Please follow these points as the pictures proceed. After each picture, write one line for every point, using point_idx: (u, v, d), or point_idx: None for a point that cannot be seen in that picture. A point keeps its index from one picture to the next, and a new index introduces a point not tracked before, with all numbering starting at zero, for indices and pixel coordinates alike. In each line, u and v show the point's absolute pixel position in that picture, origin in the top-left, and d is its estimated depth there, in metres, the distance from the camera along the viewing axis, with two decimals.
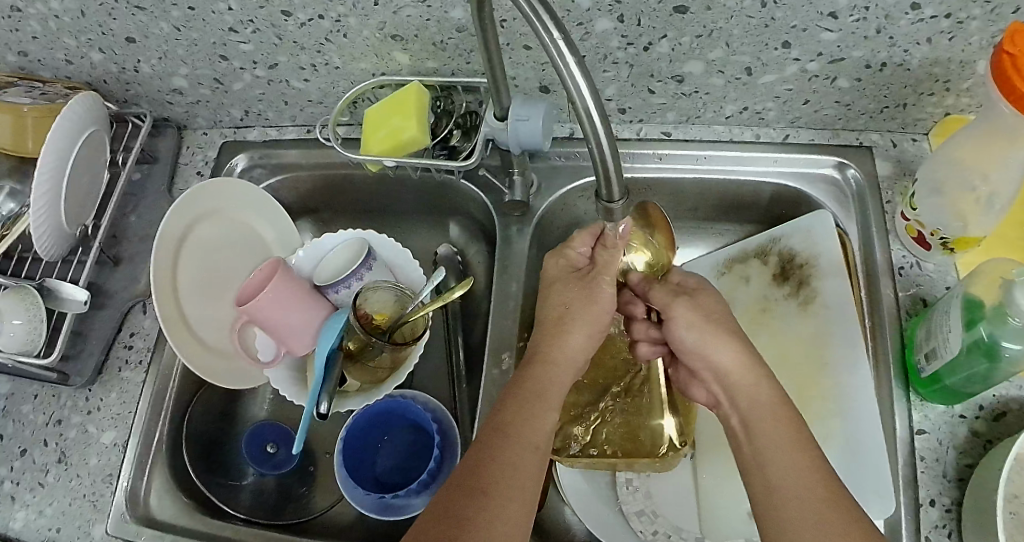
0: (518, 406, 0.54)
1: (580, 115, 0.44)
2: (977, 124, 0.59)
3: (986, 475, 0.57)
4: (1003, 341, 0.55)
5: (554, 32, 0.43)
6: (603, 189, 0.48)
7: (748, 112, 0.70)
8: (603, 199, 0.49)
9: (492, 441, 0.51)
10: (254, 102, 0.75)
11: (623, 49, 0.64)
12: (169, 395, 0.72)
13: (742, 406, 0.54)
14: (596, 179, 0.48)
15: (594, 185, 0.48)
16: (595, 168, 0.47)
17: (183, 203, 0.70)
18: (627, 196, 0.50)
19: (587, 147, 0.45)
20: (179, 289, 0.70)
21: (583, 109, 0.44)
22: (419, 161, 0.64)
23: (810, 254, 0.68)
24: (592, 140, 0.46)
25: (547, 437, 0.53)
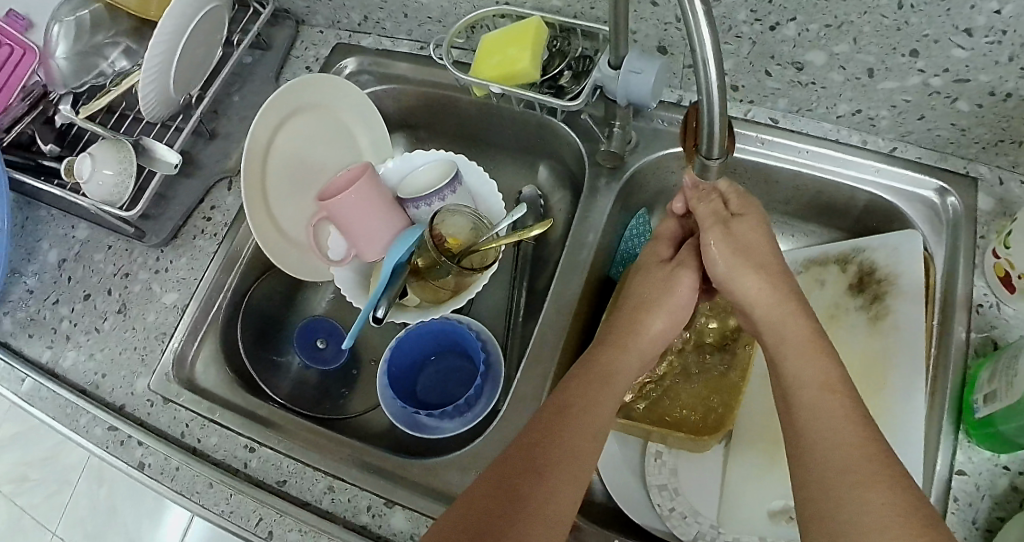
0: (580, 411, 0.52)
1: (700, 80, 0.43)
2: None
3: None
4: None
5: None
6: (705, 147, 0.47)
7: (861, 116, 0.68)
8: (702, 154, 0.48)
9: (528, 474, 0.49)
10: (375, 10, 0.77)
11: (749, 24, 0.63)
12: (235, 271, 0.74)
13: (779, 349, 0.52)
14: (699, 133, 0.47)
15: (697, 142, 0.46)
16: (702, 126, 0.45)
17: (293, 89, 0.72)
18: (728, 157, 0.48)
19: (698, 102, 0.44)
20: (268, 179, 0.73)
21: (704, 75, 0.43)
22: (524, 92, 0.65)
23: (891, 271, 0.67)
24: (705, 98, 0.44)
25: (582, 485, 0.49)
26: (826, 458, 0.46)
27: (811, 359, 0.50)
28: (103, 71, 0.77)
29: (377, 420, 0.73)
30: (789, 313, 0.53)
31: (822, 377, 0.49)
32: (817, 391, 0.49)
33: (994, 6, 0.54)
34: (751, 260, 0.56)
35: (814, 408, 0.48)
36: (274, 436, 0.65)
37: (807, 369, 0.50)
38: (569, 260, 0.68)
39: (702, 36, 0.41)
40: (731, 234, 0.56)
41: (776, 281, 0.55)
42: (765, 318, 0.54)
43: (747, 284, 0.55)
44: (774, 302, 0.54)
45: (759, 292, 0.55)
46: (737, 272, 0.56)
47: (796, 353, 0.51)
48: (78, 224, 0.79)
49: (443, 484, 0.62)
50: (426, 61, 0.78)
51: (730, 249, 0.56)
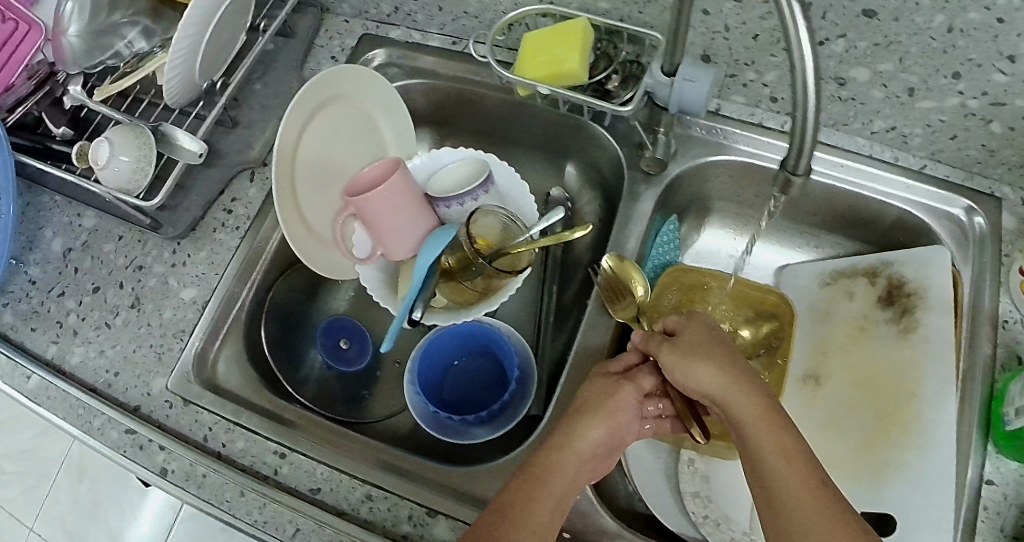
0: (529, 511, 0.50)
1: (797, 88, 0.43)
2: None
3: None
4: None
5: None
6: (790, 163, 0.47)
7: (895, 133, 0.70)
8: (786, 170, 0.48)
9: None
10: (407, 2, 0.74)
11: (799, 38, 0.63)
12: (259, 266, 0.71)
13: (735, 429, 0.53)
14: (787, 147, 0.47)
15: (783, 158, 0.47)
16: (792, 139, 0.45)
17: (323, 81, 0.70)
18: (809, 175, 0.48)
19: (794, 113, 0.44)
20: (297, 175, 0.71)
21: (802, 85, 0.43)
22: (571, 94, 0.64)
23: (921, 284, 0.68)
24: (799, 112, 0.44)
25: None
26: (799, 530, 0.47)
27: (773, 435, 0.51)
28: (119, 52, 0.73)
29: (404, 423, 0.72)
30: (740, 390, 0.54)
31: (781, 447, 0.50)
32: (781, 465, 0.50)
33: None
34: (702, 348, 0.57)
35: (780, 483, 0.49)
36: (305, 441, 0.63)
37: (765, 444, 0.51)
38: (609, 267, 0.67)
39: (802, 52, 0.42)
40: (675, 344, 0.57)
41: (728, 361, 0.55)
42: (721, 399, 0.54)
43: (701, 374, 0.55)
44: (729, 385, 0.54)
45: (712, 374, 0.55)
46: (688, 362, 0.56)
47: (755, 428, 0.52)
48: (85, 213, 0.75)
49: (485, 491, 0.60)
50: (460, 57, 0.75)
51: (687, 342, 0.57)
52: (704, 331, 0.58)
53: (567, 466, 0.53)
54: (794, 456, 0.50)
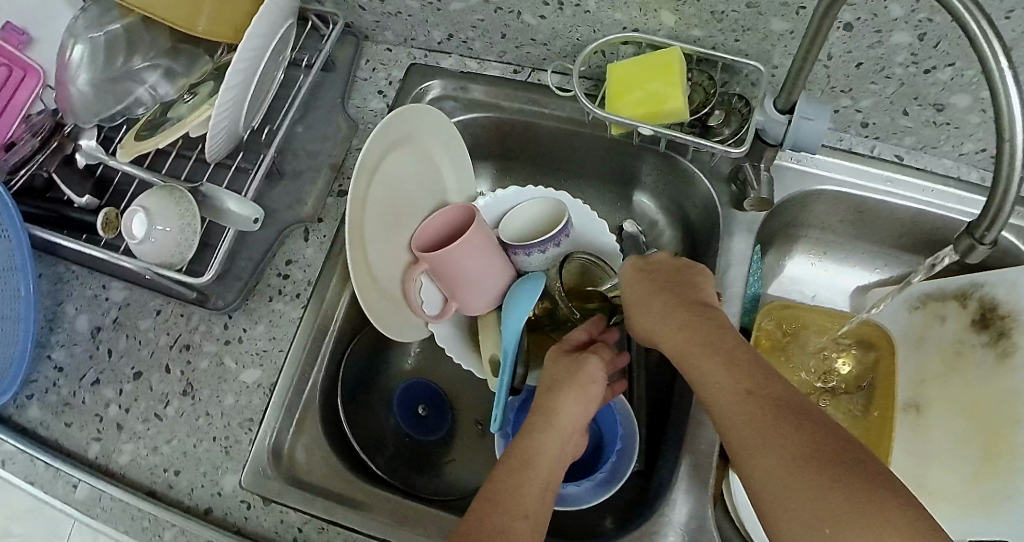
0: (507, 480, 0.48)
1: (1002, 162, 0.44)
2: None
3: None
4: None
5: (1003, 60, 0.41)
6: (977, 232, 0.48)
7: (985, 154, 0.67)
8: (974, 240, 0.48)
9: None
10: (465, 29, 0.67)
11: (905, 67, 0.60)
12: (327, 340, 0.63)
13: (675, 358, 0.50)
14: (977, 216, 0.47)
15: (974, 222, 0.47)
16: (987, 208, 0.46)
17: (386, 126, 0.62)
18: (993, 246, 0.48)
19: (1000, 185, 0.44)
20: (366, 228, 0.62)
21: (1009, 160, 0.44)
22: (677, 134, 0.59)
23: (1014, 306, 0.66)
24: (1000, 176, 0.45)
25: None
26: (740, 436, 0.43)
27: (711, 359, 0.47)
28: (140, 98, 0.63)
29: None
30: (671, 318, 0.51)
31: (725, 361, 0.46)
32: (715, 375, 0.46)
33: None
34: (638, 301, 0.54)
35: (719, 395, 0.45)
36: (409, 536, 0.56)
37: (702, 361, 0.47)
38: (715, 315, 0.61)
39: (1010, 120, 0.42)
40: (637, 294, 0.55)
41: (667, 298, 0.53)
42: (662, 340, 0.51)
43: (646, 323, 0.53)
44: (669, 320, 0.51)
45: (653, 318, 0.52)
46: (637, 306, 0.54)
47: (687, 353, 0.49)
48: (112, 284, 0.66)
49: None
50: (524, 86, 0.69)
51: (632, 289, 0.55)
52: (632, 283, 0.56)
53: (547, 442, 0.50)
54: (732, 365, 0.46)
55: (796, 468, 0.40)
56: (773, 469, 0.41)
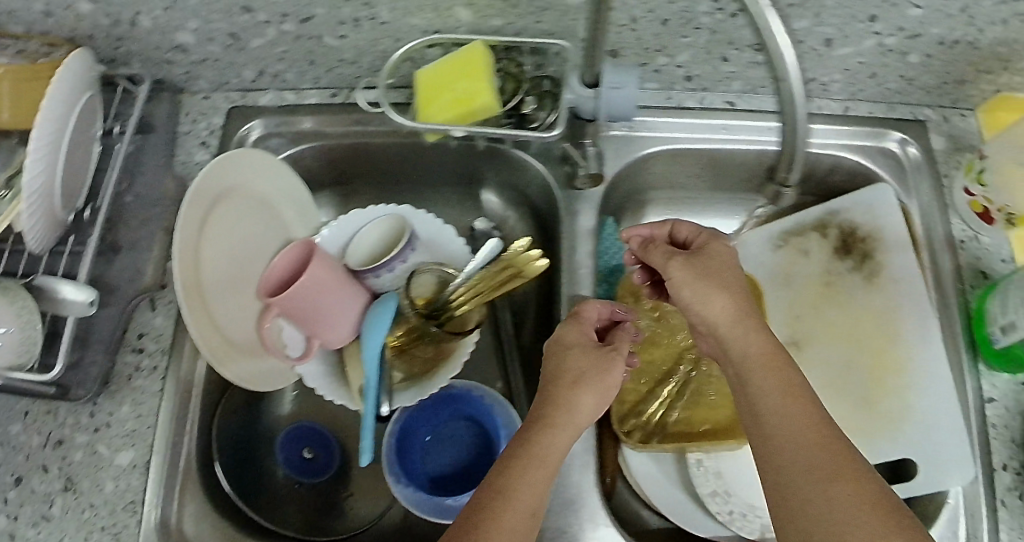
0: (523, 478, 0.47)
1: None
2: None
3: None
4: None
5: None
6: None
7: (813, 84, 0.68)
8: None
9: None
10: (272, 63, 0.66)
11: (711, 14, 0.59)
12: (193, 403, 0.62)
13: (740, 368, 0.52)
14: None
15: None
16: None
17: (207, 176, 0.60)
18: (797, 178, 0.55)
19: None
20: (202, 282, 0.60)
21: None
22: (489, 130, 0.58)
23: (873, 228, 0.69)
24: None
25: None
26: (794, 462, 0.46)
27: (773, 377, 0.50)
28: None
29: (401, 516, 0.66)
30: (752, 327, 0.53)
31: (788, 388, 0.49)
32: (779, 401, 0.49)
33: None
34: (690, 281, 0.56)
35: (787, 419, 0.48)
36: None
37: (770, 384, 0.50)
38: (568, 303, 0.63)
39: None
40: (691, 264, 0.56)
41: (738, 297, 0.54)
42: (729, 338, 0.53)
43: (709, 306, 0.55)
44: (735, 323, 0.54)
45: (722, 305, 0.54)
46: (704, 293, 0.55)
47: (759, 367, 0.51)
48: None
49: None
50: (344, 108, 0.68)
51: (690, 275, 0.56)
52: (687, 268, 0.56)
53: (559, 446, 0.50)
54: (798, 394, 0.49)
55: (848, 498, 0.44)
56: (822, 495, 0.44)
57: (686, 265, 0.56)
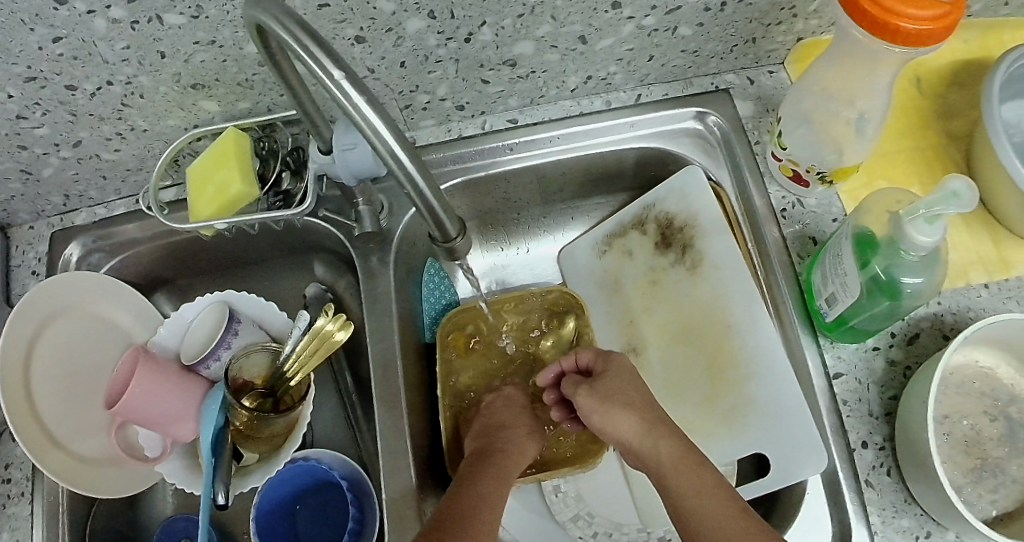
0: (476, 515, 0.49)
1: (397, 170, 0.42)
2: (832, 54, 0.57)
3: (913, 404, 0.54)
4: (902, 277, 0.52)
5: (335, 70, 0.39)
6: (436, 231, 0.47)
7: (593, 81, 0.66)
8: (443, 240, 0.48)
9: None
10: (72, 185, 0.69)
11: (442, 46, 0.59)
12: (62, 520, 0.65)
13: (656, 478, 0.52)
14: (428, 223, 0.47)
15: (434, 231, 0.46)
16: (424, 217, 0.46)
17: (27, 306, 0.64)
18: (465, 231, 0.48)
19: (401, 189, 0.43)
20: (36, 394, 0.64)
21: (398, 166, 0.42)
22: (251, 216, 0.59)
23: (687, 215, 0.65)
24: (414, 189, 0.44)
25: None
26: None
27: (690, 476, 0.50)
28: None
29: None
30: (660, 434, 0.54)
31: (702, 484, 0.50)
32: (702, 504, 0.49)
33: None
34: (597, 408, 0.57)
35: (709, 518, 0.48)
36: None
37: (684, 487, 0.50)
38: (377, 358, 0.61)
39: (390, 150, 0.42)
40: (595, 388, 0.58)
41: (641, 411, 0.55)
42: (642, 452, 0.54)
43: (620, 425, 0.55)
44: (645, 435, 0.54)
45: (632, 421, 0.55)
46: (609, 415, 0.56)
47: (672, 474, 0.51)
48: None
49: None
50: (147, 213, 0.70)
51: (594, 401, 0.57)
52: (594, 394, 0.57)
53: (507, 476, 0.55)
54: (713, 488, 0.49)
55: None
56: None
57: (593, 391, 0.58)
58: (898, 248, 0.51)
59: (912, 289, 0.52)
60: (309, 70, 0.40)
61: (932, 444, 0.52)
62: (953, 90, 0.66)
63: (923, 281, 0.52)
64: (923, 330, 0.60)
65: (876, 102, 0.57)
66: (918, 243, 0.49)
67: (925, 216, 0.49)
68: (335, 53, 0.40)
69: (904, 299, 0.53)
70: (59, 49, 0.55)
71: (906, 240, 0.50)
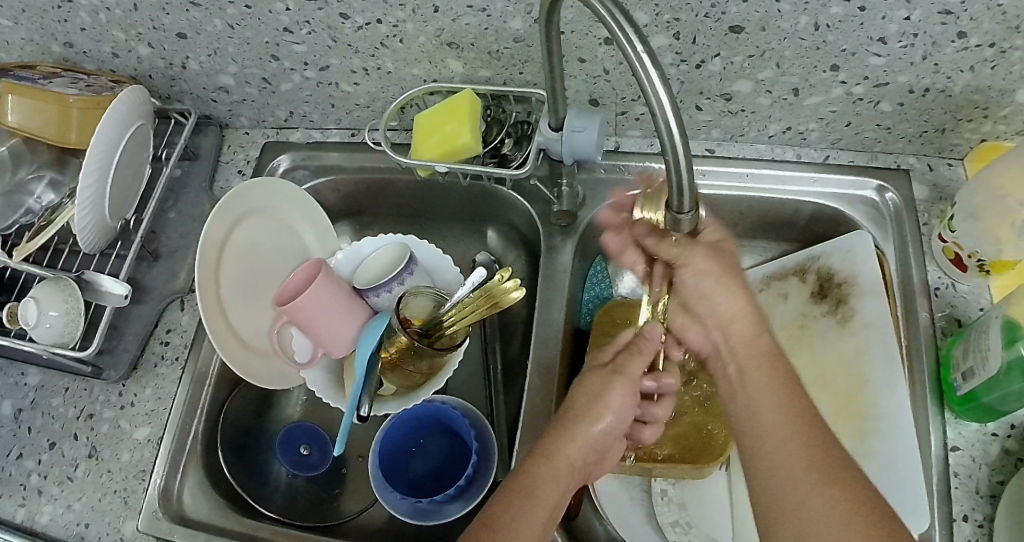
0: (519, 512, 0.51)
1: (663, 133, 0.45)
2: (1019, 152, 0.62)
3: None
4: None
5: (637, 44, 0.44)
6: (674, 199, 0.49)
7: (791, 132, 0.72)
8: (673, 210, 0.50)
9: None
10: (301, 104, 0.76)
11: (675, 66, 0.65)
12: (206, 390, 0.72)
13: (742, 361, 0.53)
14: (669, 189, 0.48)
15: (668, 195, 0.48)
16: (670, 181, 0.47)
17: (231, 201, 0.70)
18: (696, 206, 0.50)
19: (664, 158, 0.46)
20: (222, 288, 0.70)
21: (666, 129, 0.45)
22: (470, 167, 0.64)
23: (849, 273, 0.70)
24: (670, 152, 0.46)
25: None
26: (790, 463, 0.47)
27: (777, 374, 0.51)
28: (31, 208, 0.75)
29: (379, 514, 0.72)
30: (760, 324, 0.54)
31: (791, 387, 0.51)
32: (782, 404, 0.50)
33: (903, 15, 0.58)
34: (710, 267, 0.54)
35: (784, 419, 0.49)
36: None
37: (771, 384, 0.51)
38: (541, 323, 0.66)
39: (667, 124, 0.45)
40: (715, 250, 0.55)
41: (750, 294, 0.55)
42: (735, 332, 0.54)
43: (724, 297, 0.54)
44: (745, 317, 0.54)
45: (736, 299, 0.54)
46: (719, 283, 0.54)
47: (764, 366, 0.52)
48: (29, 370, 0.75)
49: None
50: (360, 146, 0.77)
51: (713, 265, 0.54)
52: (712, 258, 0.54)
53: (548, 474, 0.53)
54: (798, 395, 0.50)
55: (842, 503, 0.44)
56: (815, 496, 0.45)
57: (711, 254, 0.54)
58: None
59: None
60: (614, 40, 0.45)
61: None
62: None
63: None
64: None
65: None
66: None
67: None
68: (640, 28, 0.44)
69: None
70: None
71: None
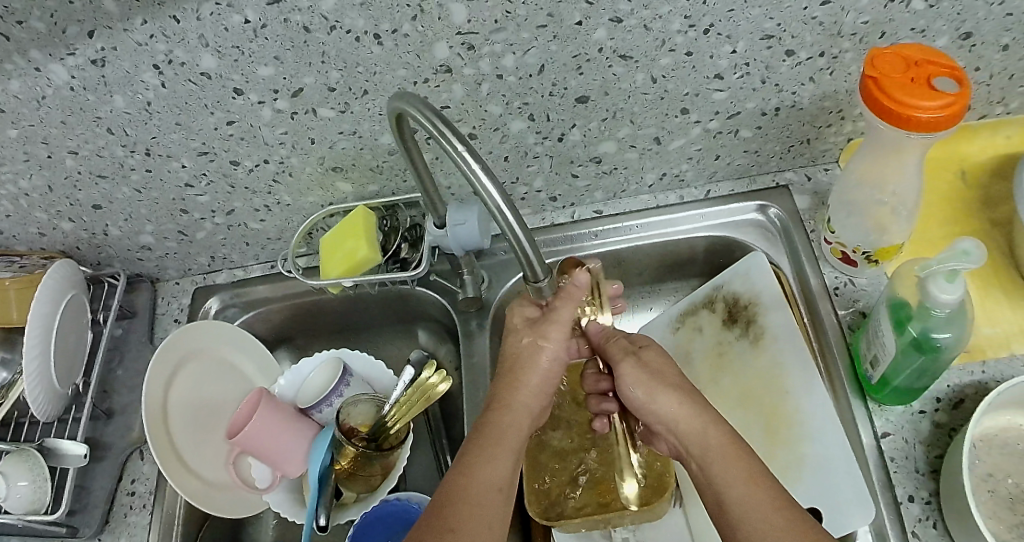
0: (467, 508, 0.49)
1: (501, 222, 0.51)
2: (867, 146, 0.66)
3: (954, 459, 0.60)
4: (934, 333, 0.59)
5: (457, 144, 0.49)
6: (528, 272, 0.56)
7: (667, 178, 0.77)
8: (530, 279, 0.57)
9: None
10: (218, 248, 0.82)
11: (539, 143, 0.70)
12: (177, 526, 0.74)
13: (699, 460, 0.52)
14: (521, 265, 0.55)
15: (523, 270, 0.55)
16: (518, 259, 0.54)
17: (168, 347, 0.74)
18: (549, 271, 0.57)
19: (508, 244, 0.52)
20: (173, 432, 0.73)
21: (502, 218, 0.50)
22: (374, 277, 0.70)
23: (752, 294, 0.74)
24: (515, 241, 0.52)
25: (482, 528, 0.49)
26: None
27: (739, 463, 0.50)
28: None
29: None
30: (710, 422, 0.53)
31: (751, 472, 0.49)
32: (743, 492, 0.48)
33: (729, 49, 0.63)
34: (642, 375, 0.58)
35: (749, 508, 0.48)
36: None
37: (731, 474, 0.50)
38: (472, 400, 0.69)
39: (499, 208, 0.50)
40: (645, 365, 0.59)
41: (690, 394, 0.56)
42: (686, 434, 0.54)
43: (668, 403, 0.55)
44: (690, 418, 0.54)
45: (676, 403, 0.55)
46: (653, 391, 0.57)
47: (718, 458, 0.51)
48: None
49: None
50: (280, 275, 0.82)
51: (643, 374, 0.58)
52: (642, 369, 0.58)
53: (485, 468, 0.52)
54: (759, 477, 0.49)
55: None
56: None
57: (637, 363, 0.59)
58: (927, 308, 0.59)
59: (944, 344, 0.59)
60: (444, 148, 0.50)
61: (970, 490, 0.57)
62: (997, 182, 0.77)
63: (956, 339, 0.59)
64: (967, 396, 0.67)
65: (909, 190, 0.66)
66: (941, 299, 0.57)
67: (943, 274, 0.57)
68: (461, 133, 0.50)
69: (938, 353, 0.59)
70: (231, 130, 0.66)
71: (932, 299, 0.58)
